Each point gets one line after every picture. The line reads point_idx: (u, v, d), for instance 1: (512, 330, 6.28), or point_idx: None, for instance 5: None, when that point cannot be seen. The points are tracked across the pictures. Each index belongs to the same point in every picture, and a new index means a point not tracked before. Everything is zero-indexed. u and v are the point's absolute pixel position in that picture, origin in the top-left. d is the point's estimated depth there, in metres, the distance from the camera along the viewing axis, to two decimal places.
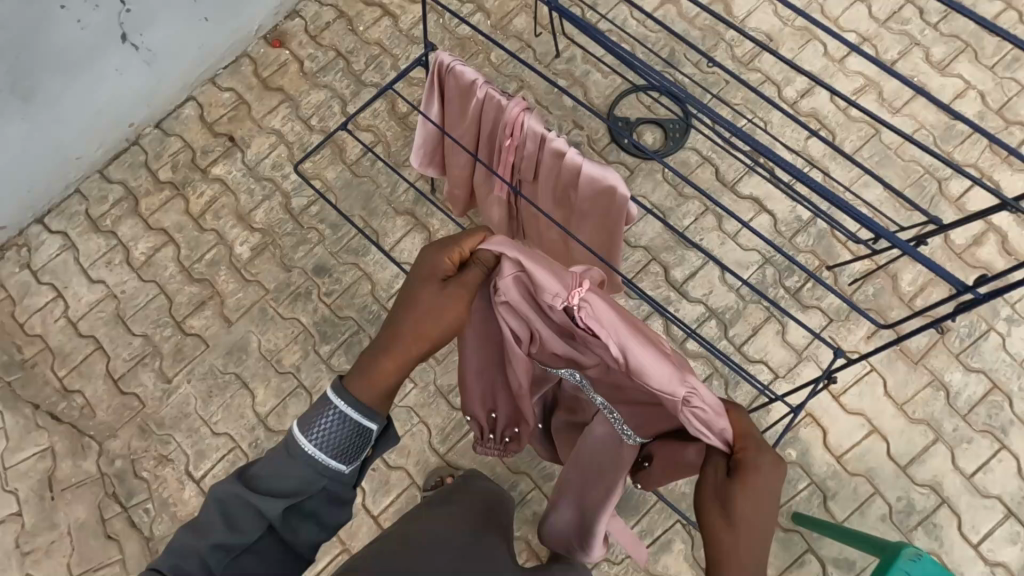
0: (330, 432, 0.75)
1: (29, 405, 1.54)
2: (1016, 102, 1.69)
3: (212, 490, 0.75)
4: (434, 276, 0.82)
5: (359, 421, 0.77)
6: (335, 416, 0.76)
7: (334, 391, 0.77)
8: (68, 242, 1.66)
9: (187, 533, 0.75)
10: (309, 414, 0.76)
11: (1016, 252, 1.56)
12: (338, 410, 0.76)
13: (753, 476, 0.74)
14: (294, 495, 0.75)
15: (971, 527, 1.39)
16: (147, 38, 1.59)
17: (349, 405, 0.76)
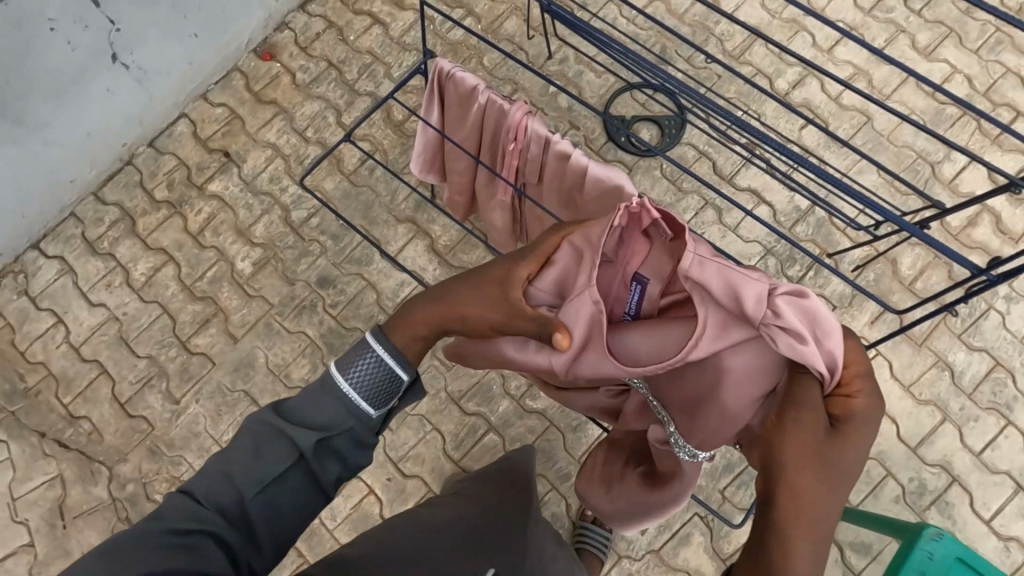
0: (364, 373, 0.83)
1: (35, 433, 1.52)
2: (1002, 84, 1.72)
3: (247, 423, 0.79)
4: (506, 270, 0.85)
5: (392, 367, 0.84)
6: (372, 358, 0.84)
7: (374, 336, 0.86)
8: (65, 266, 1.64)
9: (219, 463, 0.76)
10: (348, 356, 0.84)
11: (1010, 231, 1.59)
12: (375, 353, 0.84)
13: (855, 434, 0.72)
14: (323, 429, 0.79)
15: (982, 503, 1.41)
16: (138, 57, 1.57)
17: (385, 348, 0.85)
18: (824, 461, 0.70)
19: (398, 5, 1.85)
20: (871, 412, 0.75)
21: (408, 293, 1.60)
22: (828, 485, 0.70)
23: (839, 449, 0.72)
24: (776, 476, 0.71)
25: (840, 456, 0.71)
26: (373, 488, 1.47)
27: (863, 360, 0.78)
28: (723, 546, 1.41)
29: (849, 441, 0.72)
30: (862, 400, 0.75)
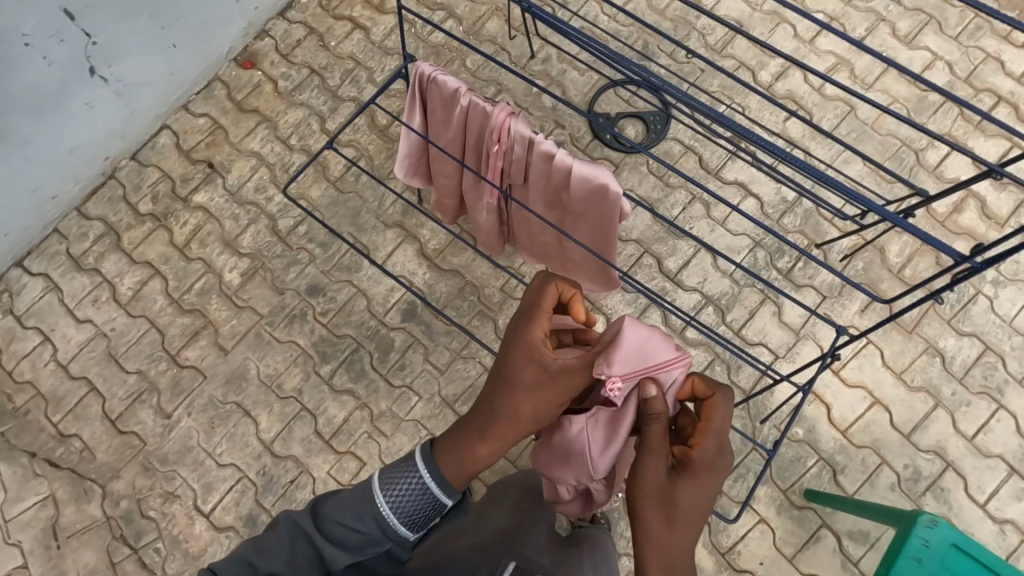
0: (406, 498, 0.85)
1: (25, 453, 1.50)
2: (983, 69, 1.73)
3: (287, 519, 0.85)
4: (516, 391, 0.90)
5: (437, 497, 0.86)
6: (416, 481, 0.86)
7: (422, 458, 0.88)
8: (50, 283, 1.62)
9: (253, 550, 0.83)
10: (393, 472, 0.87)
11: (995, 216, 1.60)
12: (419, 476, 0.87)
13: (695, 481, 0.83)
14: (358, 548, 0.83)
15: (977, 487, 1.42)
16: (116, 70, 1.56)
17: (431, 475, 0.87)
18: (667, 509, 0.82)
19: (378, 9, 1.84)
20: (721, 452, 0.85)
21: (399, 299, 1.59)
22: (684, 529, 0.82)
23: (682, 490, 0.83)
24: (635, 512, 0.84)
25: (683, 499, 0.83)
26: None
27: (722, 423, 0.86)
28: (722, 540, 1.40)
29: (694, 485, 0.83)
30: (709, 444, 0.85)
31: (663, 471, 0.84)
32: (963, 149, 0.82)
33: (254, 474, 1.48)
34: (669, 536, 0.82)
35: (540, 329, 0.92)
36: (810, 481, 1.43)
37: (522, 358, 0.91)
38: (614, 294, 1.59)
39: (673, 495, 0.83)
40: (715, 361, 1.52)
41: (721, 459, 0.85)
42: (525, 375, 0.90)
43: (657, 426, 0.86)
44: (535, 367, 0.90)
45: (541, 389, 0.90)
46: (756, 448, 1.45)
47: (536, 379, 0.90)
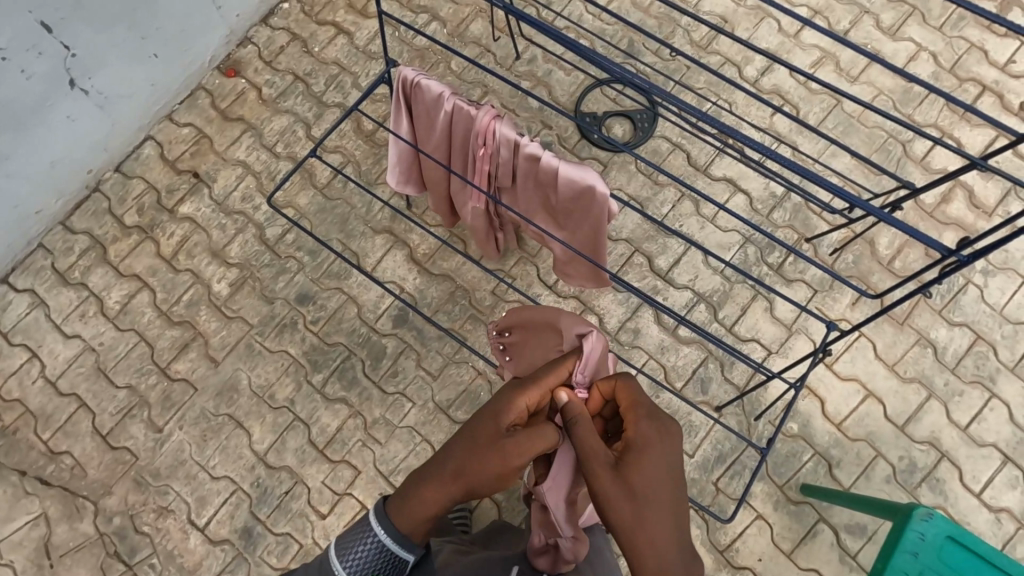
0: (366, 559, 0.87)
1: (16, 472, 1.48)
2: (966, 59, 1.73)
3: None
4: (478, 446, 0.88)
5: (396, 552, 0.88)
6: (374, 541, 0.87)
7: (377, 517, 0.88)
8: (36, 299, 1.60)
9: None
10: (349, 538, 0.88)
11: (982, 206, 1.60)
12: (377, 536, 0.87)
13: (640, 460, 0.83)
14: None
15: (972, 477, 1.42)
16: (97, 82, 1.54)
17: (388, 532, 0.87)
18: (632, 500, 0.81)
19: (361, 13, 1.83)
20: (654, 423, 0.86)
21: (389, 305, 1.58)
22: (659, 509, 0.81)
23: (634, 475, 0.82)
24: (611, 523, 0.81)
25: (639, 483, 0.82)
26: (365, 504, 1.44)
27: (640, 394, 0.90)
28: (720, 537, 1.40)
29: (645, 464, 0.83)
30: (640, 421, 0.87)
31: (610, 470, 0.83)
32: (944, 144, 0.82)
33: (248, 486, 1.47)
34: (646, 523, 0.80)
35: (525, 398, 0.91)
36: (806, 476, 1.43)
37: (490, 418, 0.90)
38: (606, 294, 1.58)
39: (627, 484, 0.82)
40: (708, 359, 1.52)
41: (658, 431, 0.86)
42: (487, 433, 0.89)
43: (584, 426, 0.86)
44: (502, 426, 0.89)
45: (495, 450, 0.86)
46: (751, 445, 1.45)
47: (491, 433, 0.88)
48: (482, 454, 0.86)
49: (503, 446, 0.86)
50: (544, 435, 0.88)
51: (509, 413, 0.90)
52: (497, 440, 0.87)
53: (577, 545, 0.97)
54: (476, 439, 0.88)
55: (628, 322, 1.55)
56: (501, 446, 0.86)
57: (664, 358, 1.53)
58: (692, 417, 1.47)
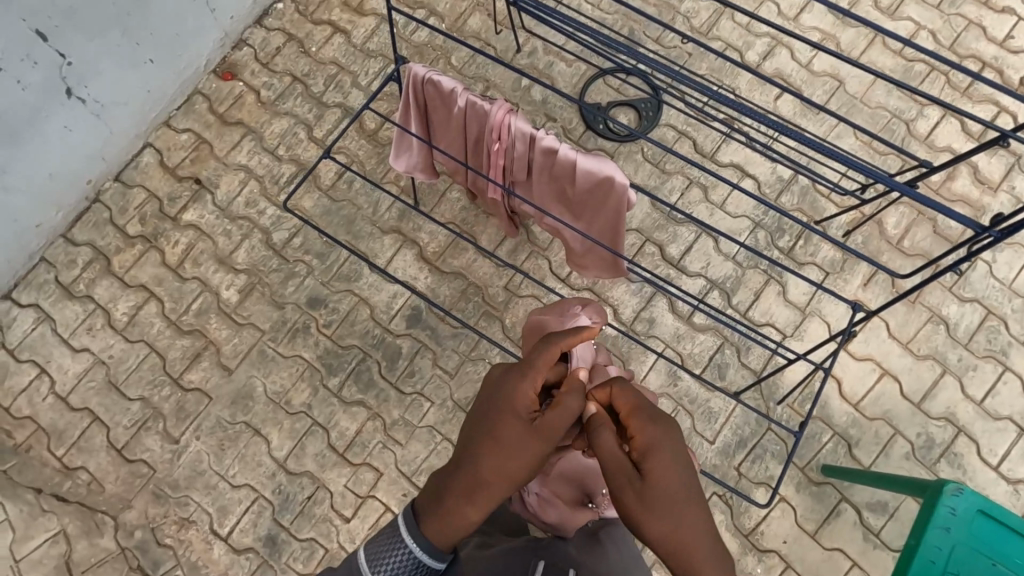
0: (398, 568, 0.79)
1: (31, 490, 1.46)
2: (965, 37, 1.74)
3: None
4: (508, 447, 0.82)
5: (431, 566, 0.80)
6: (405, 554, 0.79)
7: (406, 531, 0.80)
8: (42, 314, 1.58)
9: None
10: (379, 545, 0.80)
11: (987, 181, 1.62)
12: (409, 549, 0.80)
13: (659, 469, 0.79)
14: None
15: (989, 450, 1.44)
16: (93, 91, 1.51)
17: (422, 547, 0.80)
18: (658, 513, 0.78)
19: (357, 11, 1.80)
20: (661, 425, 0.82)
21: (402, 305, 1.57)
22: (690, 515, 0.78)
23: (658, 487, 0.79)
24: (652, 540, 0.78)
25: (665, 492, 0.78)
26: (388, 506, 1.44)
27: (637, 396, 0.86)
28: (744, 522, 1.41)
29: (662, 471, 0.79)
30: (645, 425, 0.82)
31: (631, 484, 0.79)
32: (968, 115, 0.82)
33: (270, 493, 1.46)
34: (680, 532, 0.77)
35: (532, 384, 0.86)
36: (826, 457, 1.45)
37: (506, 414, 0.84)
38: (619, 284, 1.58)
39: (651, 500, 0.78)
40: (725, 344, 1.52)
41: (668, 434, 0.82)
42: (510, 431, 0.83)
43: (606, 440, 0.82)
44: (521, 414, 0.85)
45: (524, 445, 0.83)
46: (772, 427, 1.46)
47: (520, 431, 0.83)
48: (518, 453, 0.82)
49: (533, 439, 0.83)
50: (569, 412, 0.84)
51: (525, 403, 0.85)
52: (526, 435, 0.83)
53: (542, 503, 1.04)
54: (504, 441, 0.83)
55: (643, 312, 1.55)
56: (534, 437, 0.83)
57: (681, 346, 1.53)
58: (711, 403, 1.48)
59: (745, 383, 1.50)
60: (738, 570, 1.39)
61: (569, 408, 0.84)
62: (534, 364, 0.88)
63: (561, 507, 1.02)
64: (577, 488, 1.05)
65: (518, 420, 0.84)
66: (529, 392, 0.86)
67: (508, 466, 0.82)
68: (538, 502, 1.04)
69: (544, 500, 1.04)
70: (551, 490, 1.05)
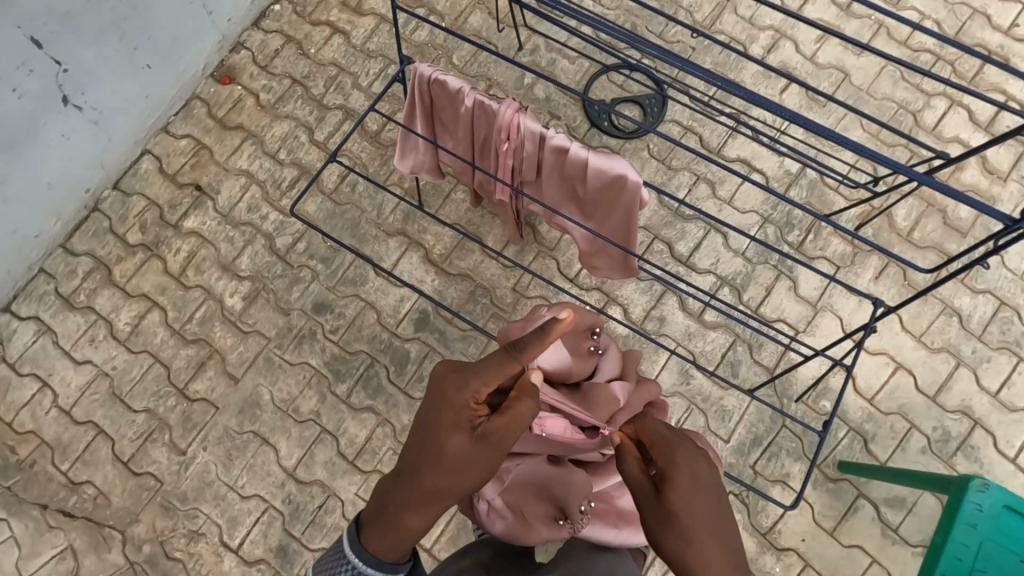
0: None
1: (37, 506, 1.44)
2: (970, 25, 1.73)
3: None
4: (451, 459, 0.78)
5: None
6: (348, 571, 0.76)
7: (348, 547, 0.77)
8: (42, 326, 1.55)
9: None
10: (326, 566, 0.78)
11: (996, 171, 1.60)
12: (352, 566, 0.76)
13: (680, 492, 0.75)
14: None
15: (1006, 442, 1.43)
16: (90, 97, 1.49)
17: (365, 562, 0.76)
18: (681, 532, 0.73)
19: (356, 11, 1.77)
20: (685, 447, 0.78)
21: (409, 308, 1.55)
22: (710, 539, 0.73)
23: (678, 510, 0.74)
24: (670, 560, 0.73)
25: (684, 513, 0.74)
26: None
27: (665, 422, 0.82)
28: (761, 520, 1.40)
29: (681, 490, 0.75)
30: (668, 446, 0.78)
31: (653, 501, 0.76)
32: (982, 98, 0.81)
33: (280, 503, 1.44)
34: (704, 552, 0.71)
35: (475, 391, 0.80)
36: (842, 452, 1.43)
37: (450, 424, 0.79)
38: (628, 283, 1.56)
39: (672, 520, 0.74)
40: (736, 342, 1.51)
41: (682, 449, 0.77)
42: (452, 443, 0.78)
43: (630, 462, 0.79)
44: (463, 422, 0.79)
45: (470, 456, 0.78)
46: (787, 424, 1.45)
47: (465, 441, 0.78)
48: (463, 463, 0.78)
49: (478, 448, 0.78)
50: (516, 417, 0.80)
51: (467, 410, 0.80)
52: (469, 444, 0.78)
53: (493, 515, 0.93)
54: (447, 453, 0.78)
55: (654, 310, 1.54)
56: (478, 446, 0.78)
57: (692, 344, 1.51)
58: (725, 401, 1.47)
59: (758, 380, 1.48)
60: (757, 569, 1.37)
61: (516, 414, 0.80)
62: (478, 375, 0.80)
63: (514, 522, 0.92)
64: (542, 502, 0.92)
65: (459, 429, 0.79)
66: (469, 399, 0.80)
67: (453, 478, 0.78)
68: (492, 512, 0.93)
69: (498, 511, 0.93)
70: (510, 501, 0.93)
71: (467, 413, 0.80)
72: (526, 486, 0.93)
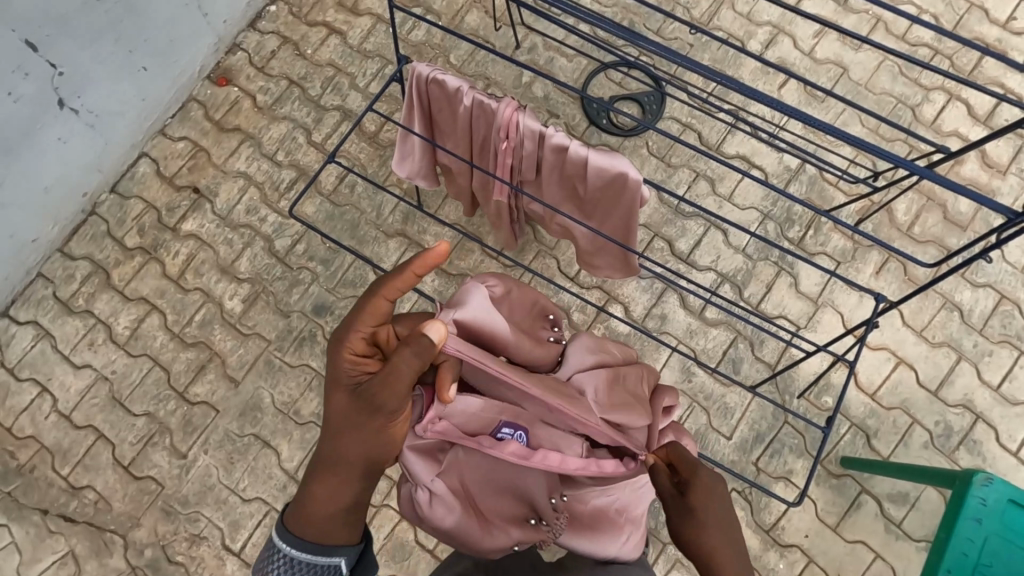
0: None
1: (37, 511, 1.43)
2: (968, 19, 1.73)
3: None
4: (342, 421, 0.78)
5: (315, 562, 0.77)
6: (283, 560, 0.77)
7: (277, 535, 0.78)
8: (41, 331, 1.54)
9: None
10: (261, 561, 0.78)
11: (996, 165, 1.60)
12: (283, 553, 0.77)
13: (705, 498, 0.80)
14: None
15: (1008, 436, 1.43)
16: (86, 101, 1.48)
17: (291, 545, 0.77)
18: (700, 527, 0.77)
19: (352, 11, 1.76)
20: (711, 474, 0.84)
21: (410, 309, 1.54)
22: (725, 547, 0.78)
23: (699, 510, 0.79)
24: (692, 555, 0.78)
25: (705, 515, 0.78)
26: (404, 514, 1.41)
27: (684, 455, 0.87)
28: (765, 517, 1.39)
29: (702, 497, 0.80)
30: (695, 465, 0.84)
31: (677, 502, 0.80)
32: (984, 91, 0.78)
33: (282, 506, 1.43)
34: (717, 551, 0.77)
35: (348, 347, 0.79)
36: (844, 448, 1.43)
37: (337, 387, 0.79)
38: (628, 281, 1.56)
39: (694, 516, 0.78)
40: (738, 339, 1.51)
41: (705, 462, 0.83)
42: (339, 405, 0.79)
43: (662, 474, 0.83)
44: (346, 383, 0.79)
45: (356, 415, 0.77)
46: (789, 420, 1.45)
47: (351, 400, 0.78)
48: (353, 422, 0.78)
49: (363, 407, 0.77)
50: (390, 373, 0.75)
51: (349, 371, 0.79)
52: (353, 403, 0.78)
53: (438, 503, 0.85)
54: (339, 417, 0.79)
55: (655, 308, 1.53)
56: (362, 405, 0.77)
57: (694, 342, 1.51)
58: (727, 398, 1.47)
59: (760, 377, 1.48)
60: (761, 566, 1.37)
61: (392, 370, 0.75)
62: (344, 332, 0.80)
63: (469, 516, 0.85)
64: (508, 497, 0.87)
65: (343, 391, 0.79)
66: (346, 359, 0.79)
67: (347, 442, 0.78)
68: (442, 501, 0.85)
69: (448, 503, 0.85)
70: (464, 492, 0.86)
71: (350, 372, 0.79)
72: (489, 480, 0.87)
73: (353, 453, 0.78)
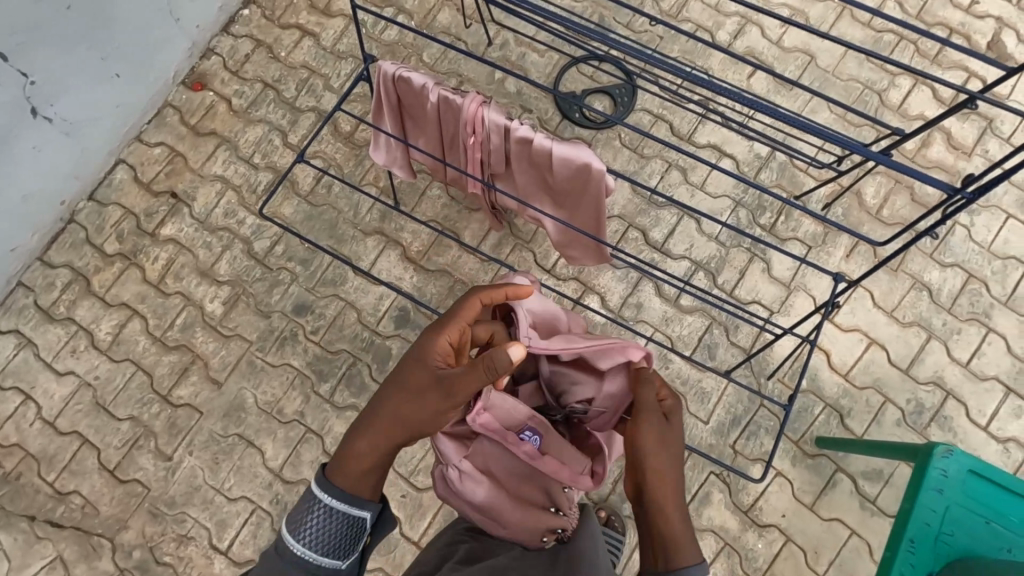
0: (318, 529, 0.80)
1: (25, 518, 1.44)
2: (932, 4, 1.75)
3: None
4: (407, 388, 0.89)
5: (349, 512, 0.82)
6: (322, 509, 0.82)
7: (319, 486, 0.83)
8: (23, 339, 1.55)
9: None
10: (297, 513, 0.82)
11: (961, 146, 1.63)
12: (324, 502, 0.82)
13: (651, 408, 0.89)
14: None
15: (978, 411, 1.46)
16: (60, 108, 1.49)
17: (332, 495, 0.82)
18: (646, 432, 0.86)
19: (325, 13, 1.78)
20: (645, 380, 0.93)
21: (389, 306, 1.56)
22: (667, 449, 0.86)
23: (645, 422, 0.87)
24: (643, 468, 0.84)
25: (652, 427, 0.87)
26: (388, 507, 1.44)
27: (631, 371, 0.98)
28: (742, 498, 1.42)
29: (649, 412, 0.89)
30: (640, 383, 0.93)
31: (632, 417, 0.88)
32: (938, 77, 0.80)
33: (268, 504, 1.45)
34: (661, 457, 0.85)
35: (445, 337, 0.90)
36: (819, 428, 1.46)
37: (418, 365, 0.89)
38: (604, 272, 1.58)
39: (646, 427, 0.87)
40: (713, 325, 1.53)
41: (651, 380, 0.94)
42: (416, 377, 0.89)
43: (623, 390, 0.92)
44: (427, 365, 0.89)
45: (423, 390, 0.88)
46: (764, 403, 1.47)
47: (425, 377, 0.88)
48: (419, 396, 0.88)
49: (430, 385, 0.87)
50: (472, 374, 0.85)
51: (435, 355, 0.89)
52: (426, 381, 0.88)
53: (462, 478, 0.96)
54: (409, 386, 0.88)
55: (631, 297, 1.56)
56: (432, 386, 0.87)
57: (670, 329, 1.53)
58: (703, 383, 1.49)
59: (735, 361, 1.51)
60: (740, 546, 1.40)
61: (477, 371, 0.84)
62: (449, 318, 0.91)
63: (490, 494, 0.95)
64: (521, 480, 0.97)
65: (421, 366, 0.89)
66: (438, 343, 0.90)
67: (405, 410, 0.87)
68: (466, 481, 0.96)
69: (473, 483, 0.96)
70: (487, 475, 0.97)
71: (437, 359, 0.89)
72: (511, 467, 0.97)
73: (406, 423, 0.87)
